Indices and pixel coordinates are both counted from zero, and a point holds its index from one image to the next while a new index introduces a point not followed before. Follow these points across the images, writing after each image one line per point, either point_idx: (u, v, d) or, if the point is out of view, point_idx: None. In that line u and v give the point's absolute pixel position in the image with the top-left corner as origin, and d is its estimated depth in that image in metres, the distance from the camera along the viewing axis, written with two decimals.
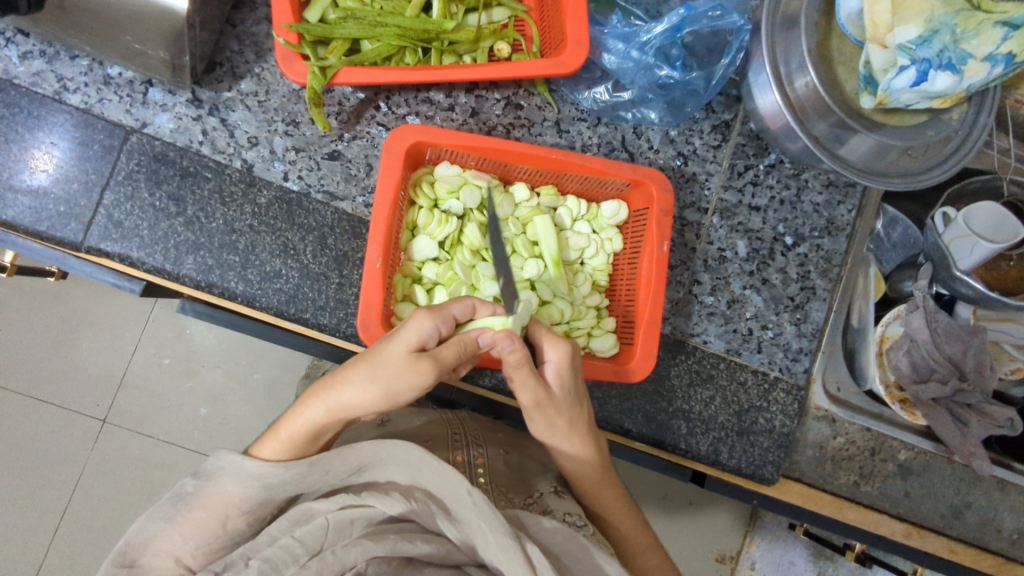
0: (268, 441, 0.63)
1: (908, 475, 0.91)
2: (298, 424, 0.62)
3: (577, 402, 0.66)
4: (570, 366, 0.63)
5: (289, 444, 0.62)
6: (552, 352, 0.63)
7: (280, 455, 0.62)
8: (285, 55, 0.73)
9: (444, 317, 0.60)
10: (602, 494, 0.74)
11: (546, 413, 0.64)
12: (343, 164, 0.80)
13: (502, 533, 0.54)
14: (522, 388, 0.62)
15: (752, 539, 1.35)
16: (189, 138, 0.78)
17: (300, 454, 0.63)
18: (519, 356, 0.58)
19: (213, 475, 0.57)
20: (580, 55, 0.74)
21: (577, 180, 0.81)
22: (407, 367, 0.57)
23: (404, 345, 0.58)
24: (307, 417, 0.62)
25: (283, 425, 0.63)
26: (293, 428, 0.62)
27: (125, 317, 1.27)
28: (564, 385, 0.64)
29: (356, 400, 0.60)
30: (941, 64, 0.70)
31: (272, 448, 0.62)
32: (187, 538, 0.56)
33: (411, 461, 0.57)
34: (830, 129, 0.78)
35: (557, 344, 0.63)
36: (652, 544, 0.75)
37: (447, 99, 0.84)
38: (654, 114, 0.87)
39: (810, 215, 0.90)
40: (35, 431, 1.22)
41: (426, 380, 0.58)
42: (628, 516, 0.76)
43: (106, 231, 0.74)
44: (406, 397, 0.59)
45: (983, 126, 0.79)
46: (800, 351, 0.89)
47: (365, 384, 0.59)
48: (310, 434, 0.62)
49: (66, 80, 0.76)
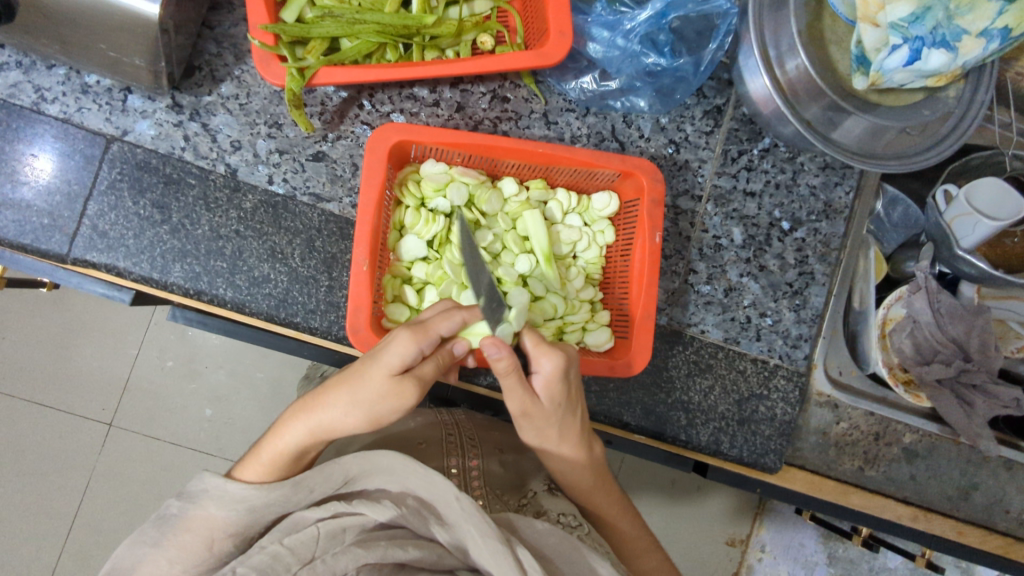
0: (250, 463, 0.63)
1: (913, 458, 0.90)
2: (279, 445, 0.62)
3: (571, 411, 0.65)
4: (562, 378, 0.61)
5: (271, 467, 0.62)
6: (545, 363, 0.60)
7: (262, 477, 0.62)
8: (262, 57, 0.72)
9: (429, 339, 0.59)
10: (599, 497, 0.74)
11: (535, 422, 0.64)
12: (328, 165, 0.79)
13: (492, 536, 0.54)
14: (510, 398, 0.61)
15: (762, 522, 1.35)
16: (171, 144, 0.77)
17: (282, 476, 0.62)
18: (506, 364, 0.57)
19: (196, 498, 0.58)
20: (563, 47, 0.73)
21: (567, 173, 0.80)
22: (387, 391, 0.58)
23: (385, 369, 0.58)
24: (288, 439, 0.62)
25: (265, 446, 0.63)
26: (275, 450, 0.62)
27: (124, 321, 1.27)
28: (553, 395, 0.62)
29: (338, 424, 0.60)
30: (935, 41, 0.68)
31: (255, 470, 0.62)
32: (172, 563, 0.55)
33: (396, 469, 0.59)
34: (822, 112, 0.76)
35: (550, 355, 0.60)
36: (649, 546, 0.76)
37: (431, 95, 0.83)
38: (643, 102, 0.85)
39: (806, 199, 0.89)
40: (40, 438, 1.23)
41: (409, 402, 0.59)
42: (627, 517, 0.76)
43: (91, 242, 0.74)
44: (389, 419, 0.60)
45: (982, 104, 0.77)
46: (800, 337, 0.88)
47: (348, 407, 0.59)
48: (291, 456, 0.62)
49: (44, 91, 0.75)
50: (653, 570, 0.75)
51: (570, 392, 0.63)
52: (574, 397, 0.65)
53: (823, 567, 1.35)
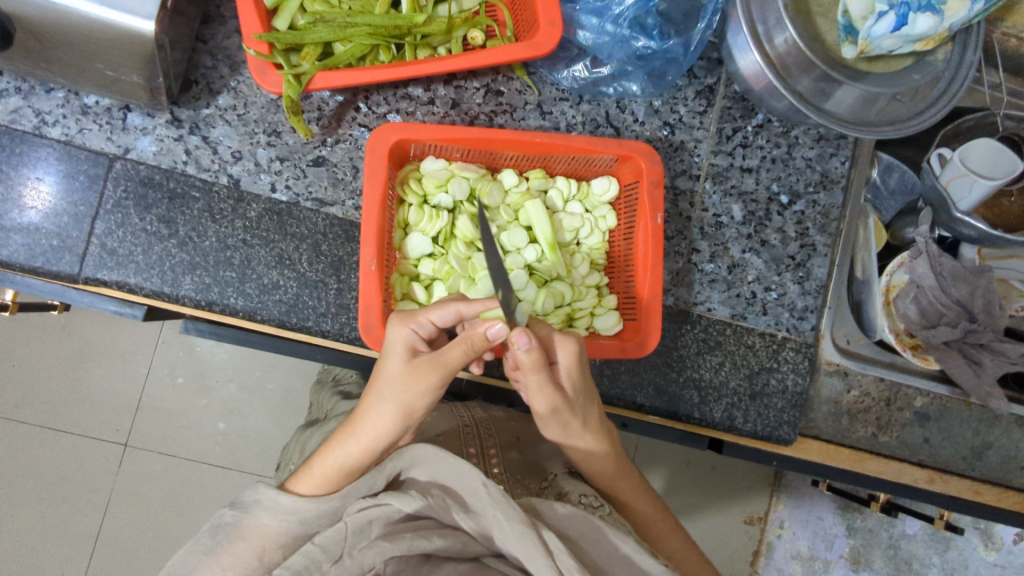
0: (303, 477, 0.65)
1: (926, 421, 0.91)
2: (328, 459, 0.65)
3: (588, 396, 0.67)
4: (578, 363, 0.63)
5: (322, 479, 0.64)
6: (561, 350, 0.62)
7: (314, 490, 0.64)
8: (259, 66, 0.73)
9: (419, 322, 0.63)
10: (619, 481, 0.75)
11: (562, 419, 0.65)
12: (329, 169, 0.80)
13: (517, 521, 0.54)
14: (539, 396, 0.62)
15: (778, 498, 1.36)
16: (173, 158, 0.78)
17: (335, 487, 0.64)
18: (534, 359, 0.57)
19: (251, 508, 0.60)
20: (553, 36, 0.73)
21: (565, 161, 0.81)
22: (411, 376, 0.61)
23: (397, 358, 0.62)
24: (337, 453, 0.65)
25: (316, 462, 0.65)
26: (326, 464, 0.65)
27: (133, 341, 1.28)
28: (575, 380, 0.64)
29: (379, 426, 0.64)
30: (922, 5, 0.69)
31: (307, 483, 0.64)
32: (225, 569, 0.56)
33: (428, 458, 0.61)
34: (813, 83, 0.77)
35: (566, 335, 0.62)
36: (672, 527, 0.76)
37: (426, 93, 0.83)
38: (635, 86, 0.86)
39: (803, 171, 0.90)
40: (58, 463, 1.23)
41: (432, 381, 0.60)
42: (643, 498, 0.76)
43: (102, 260, 0.75)
44: (422, 402, 0.62)
45: (971, 64, 0.78)
46: (806, 309, 0.89)
47: (382, 404, 0.63)
48: (341, 467, 0.64)
49: (44, 114, 0.76)
50: (678, 550, 0.75)
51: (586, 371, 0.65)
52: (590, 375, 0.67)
53: (842, 539, 1.36)
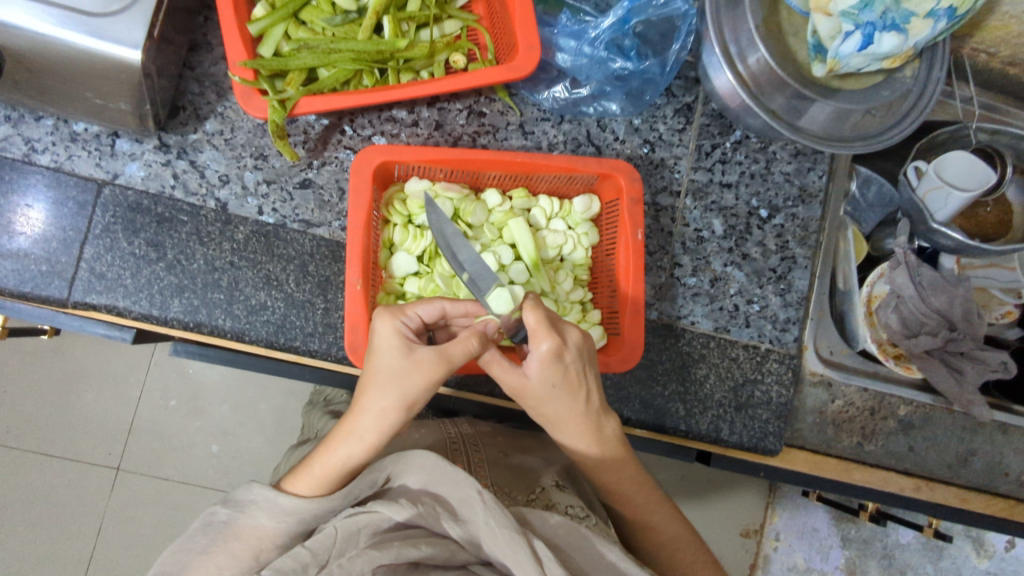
0: (301, 476, 0.65)
1: (910, 430, 0.92)
2: (329, 459, 0.64)
3: (569, 393, 0.65)
4: (555, 360, 0.62)
5: (322, 478, 0.64)
6: (542, 342, 0.61)
7: (315, 491, 0.64)
8: (243, 92, 0.74)
9: (407, 315, 0.64)
10: (606, 471, 0.72)
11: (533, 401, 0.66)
12: (315, 192, 0.82)
13: (507, 528, 0.55)
14: (504, 374, 0.64)
15: (774, 510, 1.37)
16: (161, 183, 0.79)
17: (336, 487, 0.65)
18: (477, 340, 0.62)
19: (246, 507, 0.60)
20: (533, 59, 0.75)
21: (547, 180, 0.82)
22: (411, 370, 0.61)
23: (389, 354, 0.62)
24: (340, 453, 0.65)
25: (315, 460, 0.65)
26: (327, 463, 0.65)
27: (125, 364, 1.28)
28: (551, 374, 0.63)
29: (380, 421, 0.64)
30: (886, 25, 0.71)
31: (306, 483, 0.64)
32: (223, 568, 0.56)
33: (426, 466, 0.60)
34: (787, 101, 0.79)
35: (547, 335, 0.61)
36: (667, 517, 0.75)
37: (410, 116, 0.85)
38: (615, 106, 0.88)
39: (782, 186, 0.92)
40: (50, 488, 1.23)
41: (432, 375, 0.61)
42: (636, 487, 0.74)
43: (90, 284, 0.75)
44: (423, 395, 0.63)
45: (937, 81, 0.80)
46: (788, 320, 0.90)
47: (382, 401, 0.63)
48: (344, 467, 0.65)
49: (34, 142, 0.77)
50: (671, 542, 0.74)
51: (570, 370, 0.63)
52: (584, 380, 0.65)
53: (838, 550, 1.36)
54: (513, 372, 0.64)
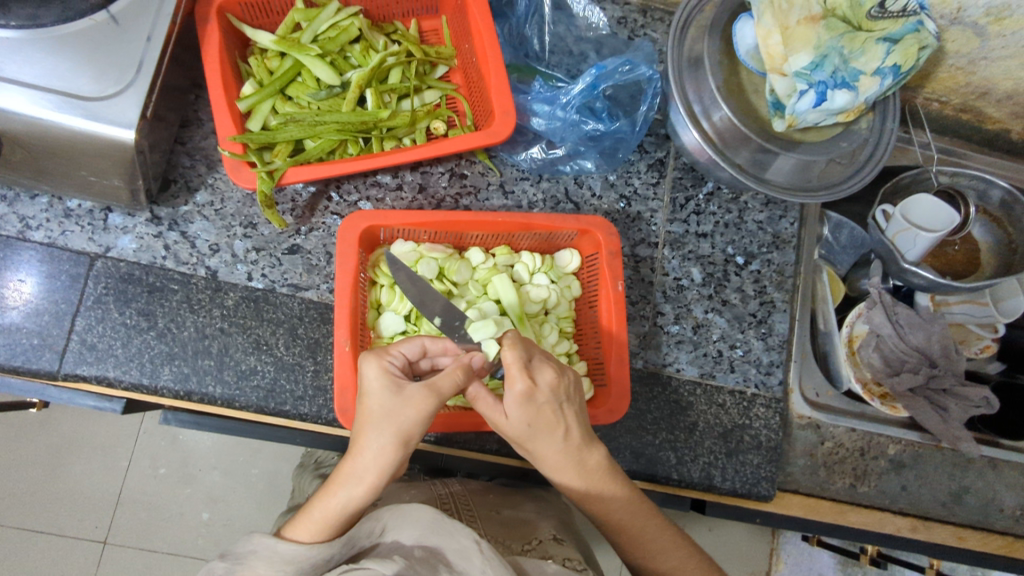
0: (301, 523, 0.63)
1: (901, 469, 0.93)
2: (330, 502, 0.63)
3: (549, 434, 0.66)
4: (523, 404, 0.63)
5: (322, 524, 0.63)
6: (516, 384, 0.63)
7: (315, 537, 0.62)
8: (232, 165, 0.77)
9: (391, 355, 0.66)
10: (594, 499, 0.71)
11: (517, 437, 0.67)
12: (304, 257, 0.84)
13: None
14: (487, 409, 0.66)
15: (778, 557, 1.36)
16: (152, 254, 0.81)
17: (337, 533, 0.63)
18: (446, 382, 0.63)
19: (244, 559, 0.58)
20: (509, 123, 0.78)
21: (529, 237, 0.85)
22: (406, 405, 0.62)
23: (380, 394, 0.63)
24: (340, 496, 0.63)
25: (315, 505, 0.64)
26: (327, 508, 0.63)
27: (114, 433, 1.27)
28: (521, 417, 0.64)
29: (380, 461, 0.63)
30: (838, 83, 0.76)
31: (306, 529, 0.62)
32: None
33: (420, 520, 0.59)
34: (751, 155, 0.83)
35: (517, 378, 0.63)
36: (670, 546, 0.73)
37: (394, 180, 0.88)
38: (590, 164, 0.92)
39: (755, 234, 0.95)
40: (36, 566, 1.20)
41: (425, 409, 0.62)
42: (634, 515, 0.72)
43: (81, 356, 0.76)
44: (419, 431, 0.63)
45: (892, 131, 0.85)
46: (771, 364, 0.92)
47: (380, 440, 0.62)
48: (344, 510, 0.63)
49: (28, 219, 0.80)
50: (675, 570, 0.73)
51: (542, 409, 0.65)
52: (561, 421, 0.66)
53: None
54: (496, 407, 0.66)
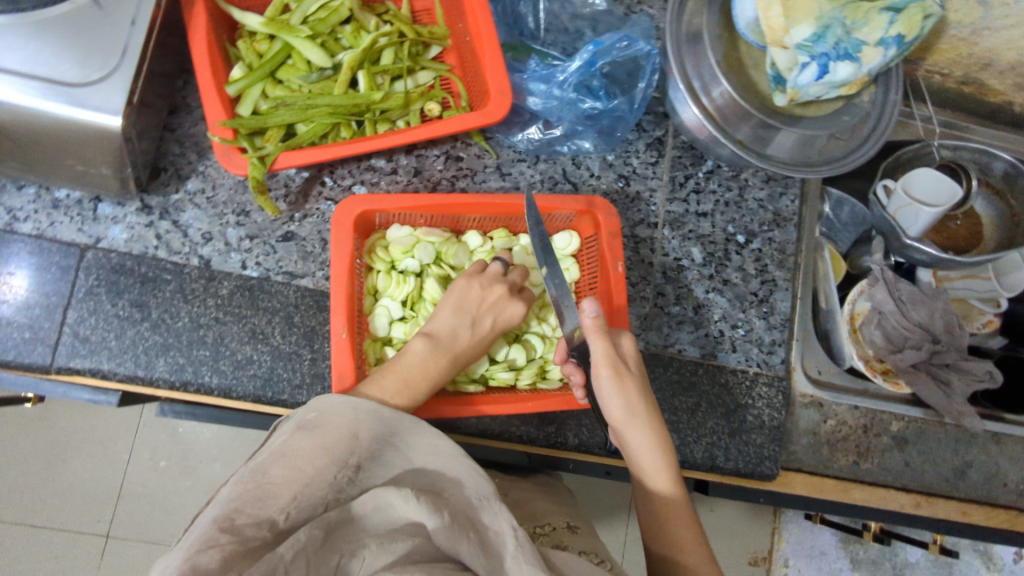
0: (374, 381, 0.67)
1: (905, 445, 0.92)
2: (403, 364, 0.69)
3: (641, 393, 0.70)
4: (621, 360, 0.69)
5: (399, 380, 0.68)
6: (597, 346, 0.69)
7: (390, 391, 0.67)
8: (224, 151, 0.75)
9: None
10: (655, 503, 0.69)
11: (622, 403, 0.69)
12: (298, 244, 0.83)
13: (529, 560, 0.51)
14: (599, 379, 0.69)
15: (780, 536, 1.35)
16: (144, 244, 0.80)
17: (409, 392, 0.68)
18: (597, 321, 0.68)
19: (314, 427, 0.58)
20: (504, 103, 0.77)
21: (527, 219, 0.84)
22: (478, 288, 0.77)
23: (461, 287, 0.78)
24: (411, 357, 0.70)
25: (387, 369, 0.69)
26: (402, 367, 0.69)
27: (114, 426, 1.26)
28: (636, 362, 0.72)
29: (451, 334, 0.73)
30: (840, 54, 0.74)
31: (378, 386, 0.67)
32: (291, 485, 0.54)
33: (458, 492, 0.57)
34: (753, 131, 0.82)
35: (600, 335, 0.69)
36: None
37: (389, 164, 0.87)
38: (588, 143, 0.90)
39: (756, 212, 0.94)
40: (38, 560, 1.20)
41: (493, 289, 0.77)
42: (689, 532, 0.68)
43: (74, 349, 0.75)
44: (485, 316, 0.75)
45: (894, 103, 0.83)
46: (773, 343, 0.91)
47: (453, 313, 0.74)
48: (418, 371, 0.70)
49: (15, 211, 0.78)
50: None
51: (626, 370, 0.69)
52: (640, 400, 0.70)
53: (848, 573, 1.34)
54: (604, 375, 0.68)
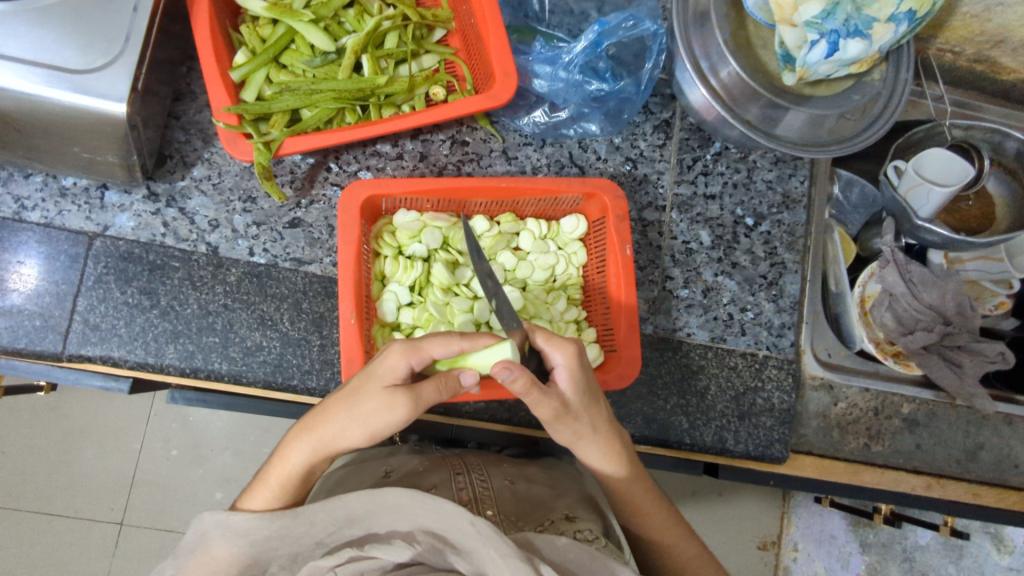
0: (257, 491, 0.66)
1: (915, 427, 0.92)
2: (286, 470, 0.65)
3: (594, 400, 0.65)
4: (580, 369, 0.62)
5: (279, 491, 0.65)
6: (559, 358, 0.62)
7: (270, 503, 0.65)
8: (229, 137, 0.75)
9: (420, 357, 0.60)
10: (633, 490, 0.73)
11: (567, 423, 0.64)
12: (305, 230, 0.83)
13: (512, 556, 0.51)
14: (537, 405, 0.61)
15: (790, 521, 1.35)
16: (151, 232, 0.80)
17: (290, 498, 0.66)
18: (521, 381, 0.56)
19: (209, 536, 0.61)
20: (509, 85, 0.76)
21: (533, 203, 0.83)
22: (386, 406, 0.59)
23: (381, 381, 0.60)
24: (295, 461, 0.65)
25: (271, 472, 0.66)
26: (282, 474, 0.65)
27: (125, 416, 1.27)
28: (578, 388, 0.63)
29: (339, 440, 0.63)
30: (850, 31, 0.73)
31: (262, 499, 0.65)
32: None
33: (403, 505, 0.56)
34: (761, 111, 0.81)
35: (561, 348, 0.62)
36: (683, 536, 0.76)
37: (395, 149, 0.86)
38: (595, 127, 0.89)
39: (765, 193, 0.93)
40: (54, 547, 1.22)
41: (401, 414, 0.59)
42: (658, 511, 0.75)
43: (85, 336, 0.76)
44: (390, 430, 0.62)
45: (905, 81, 0.82)
46: (783, 325, 0.90)
47: (348, 424, 0.61)
48: (298, 478, 0.65)
49: (23, 200, 0.78)
50: (692, 557, 0.75)
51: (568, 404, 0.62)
52: (587, 424, 0.65)
53: (858, 557, 1.34)
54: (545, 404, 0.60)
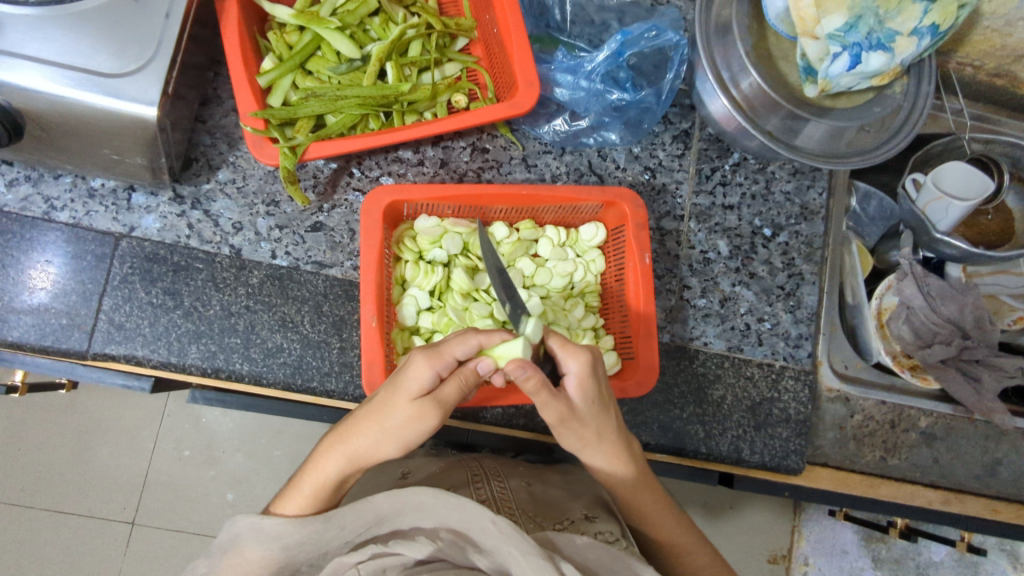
0: (290, 497, 0.66)
1: (933, 441, 0.91)
2: (319, 477, 0.66)
3: (605, 409, 0.65)
4: (592, 375, 0.62)
5: (312, 498, 0.65)
6: (573, 365, 0.62)
7: (302, 508, 0.65)
8: (255, 141, 0.76)
9: (444, 361, 0.60)
10: (641, 492, 0.73)
11: (575, 428, 0.65)
12: (327, 234, 0.83)
13: (534, 555, 0.51)
14: (546, 407, 0.62)
15: (800, 534, 1.35)
16: (176, 234, 0.81)
17: (322, 505, 0.66)
18: (534, 379, 0.58)
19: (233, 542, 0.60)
20: (532, 95, 0.77)
21: (552, 210, 0.84)
22: (416, 416, 0.61)
23: (406, 394, 0.61)
24: (328, 470, 0.65)
25: (305, 477, 0.66)
26: (316, 480, 0.66)
27: (140, 415, 1.28)
28: (587, 395, 0.63)
29: (372, 451, 0.64)
30: (873, 44, 0.73)
31: (294, 503, 0.65)
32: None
33: (429, 505, 0.57)
34: (781, 122, 0.81)
35: (576, 355, 0.62)
36: (698, 543, 0.76)
37: (416, 155, 0.87)
38: (614, 136, 0.90)
39: (783, 204, 0.93)
40: (67, 545, 1.23)
41: (429, 421, 0.61)
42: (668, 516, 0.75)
43: (109, 335, 0.77)
44: (421, 439, 0.63)
45: (926, 95, 0.83)
46: (800, 336, 0.90)
47: (380, 437, 0.63)
48: (331, 486, 0.66)
49: (53, 200, 0.80)
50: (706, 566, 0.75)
51: (576, 408, 0.63)
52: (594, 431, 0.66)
53: (869, 572, 1.32)
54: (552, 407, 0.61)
